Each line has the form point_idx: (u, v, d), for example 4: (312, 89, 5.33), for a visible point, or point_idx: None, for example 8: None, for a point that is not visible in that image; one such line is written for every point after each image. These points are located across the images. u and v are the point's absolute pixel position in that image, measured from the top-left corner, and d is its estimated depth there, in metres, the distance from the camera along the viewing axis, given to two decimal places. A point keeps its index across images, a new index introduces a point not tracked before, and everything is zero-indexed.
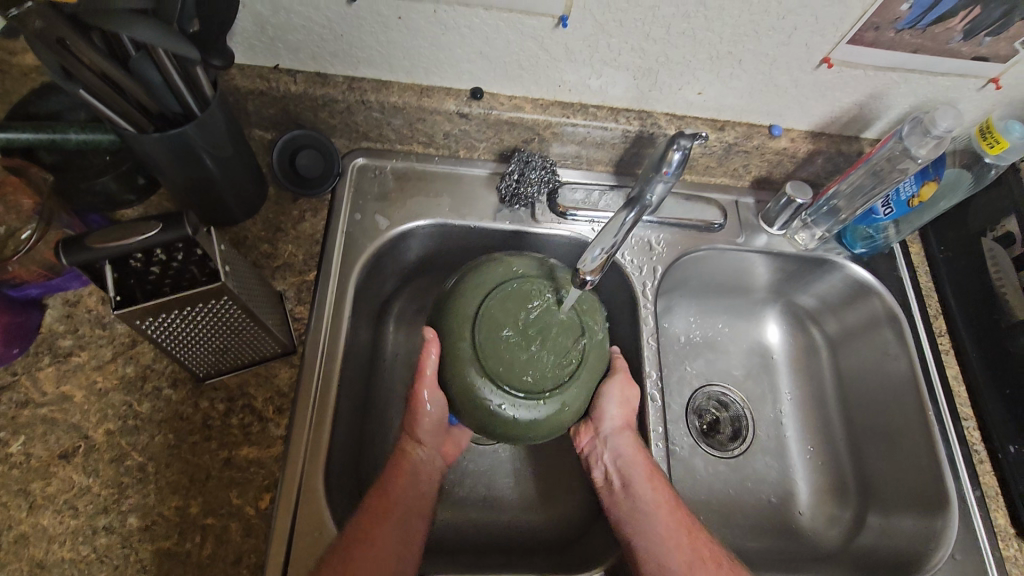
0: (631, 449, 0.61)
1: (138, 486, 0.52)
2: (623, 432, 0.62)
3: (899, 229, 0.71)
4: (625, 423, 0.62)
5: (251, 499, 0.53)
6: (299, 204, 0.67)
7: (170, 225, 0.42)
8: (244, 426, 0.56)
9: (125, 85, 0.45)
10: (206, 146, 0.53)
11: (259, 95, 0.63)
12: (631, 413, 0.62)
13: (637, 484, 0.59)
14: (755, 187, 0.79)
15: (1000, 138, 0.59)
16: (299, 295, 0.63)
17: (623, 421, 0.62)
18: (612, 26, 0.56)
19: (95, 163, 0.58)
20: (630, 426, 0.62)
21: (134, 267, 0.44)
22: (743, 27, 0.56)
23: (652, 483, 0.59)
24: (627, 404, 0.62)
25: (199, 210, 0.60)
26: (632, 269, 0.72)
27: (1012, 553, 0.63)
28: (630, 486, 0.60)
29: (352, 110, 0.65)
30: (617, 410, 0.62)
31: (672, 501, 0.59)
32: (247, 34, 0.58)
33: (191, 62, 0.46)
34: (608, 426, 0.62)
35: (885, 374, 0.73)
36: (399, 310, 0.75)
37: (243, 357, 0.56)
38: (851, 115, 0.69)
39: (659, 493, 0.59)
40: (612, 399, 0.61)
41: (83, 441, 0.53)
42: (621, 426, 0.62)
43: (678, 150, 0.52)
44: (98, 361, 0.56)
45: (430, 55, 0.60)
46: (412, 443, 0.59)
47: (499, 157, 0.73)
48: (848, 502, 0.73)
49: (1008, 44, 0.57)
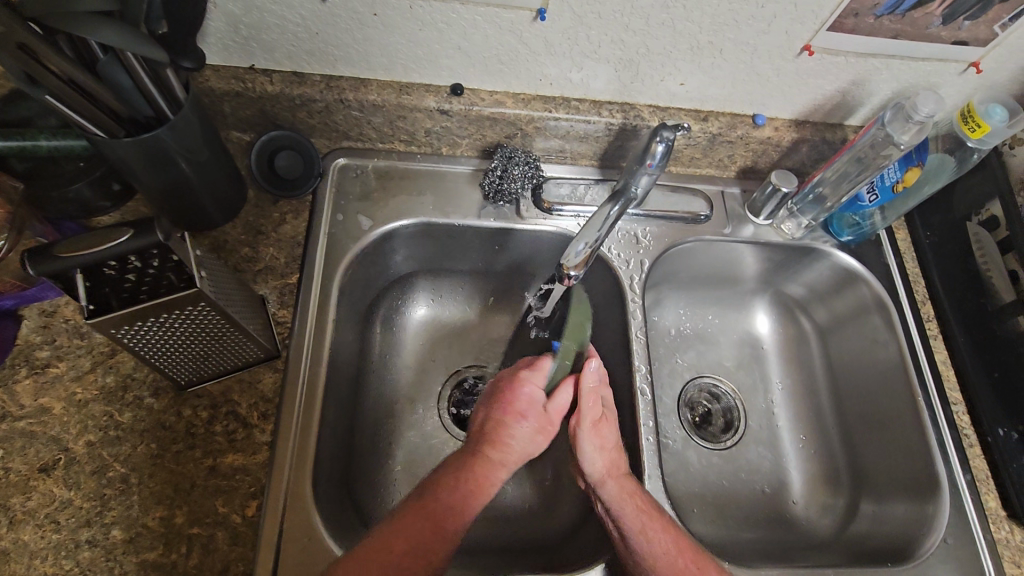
0: (617, 499, 0.56)
1: (121, 498, 0.51)
2: (606, 482, 0.58)
3: (886, 214, 0.71)
4: (606, 473, 0.58)
5: (238, 506, 0.52)
6: (279, 207, 0.66)
7: (141, 231, 0.41)
8: (228, 433, 0.55)
9: (93, 89, 0.44)
10: (181, 149, 0.52)
11: (236, 97, 0.62)
12: (613, 460, 0.59)
13: (632, 536, 0.55)
14: (741, 177, 0.79)
15: (981, 122, 0.59)
16: (281, 298, 0.62)
17: (603, 472, 0.58)
18: (591, 18, 0.55)
19: (67, 169, 0.57)
20: (613, 475, 0.58)
21: (109, 276, 0.43)
22: (723, 16, 0.55)
23: (646, 535, 0.55)
24: (606, 451, 0.59)
25: (176, 215, 0.59)
26: (619, 263, 0.72)
27: (1003, 535, 0.63)
28: (625, 539, 0.55)
29: (330, 110, 0.64)
30: (596, 460, 0.59)
31: (671, 549, 0.54)
32: (220, 34, 0.57)
33: (161, 63, 0.45)
34: (592, 480, 0.58)
35: (875, 362, 0.74)
36: (386, 311, 0.74)
37: (224, 363, 0.55)
38: (834, 102, 0.68)
39: (654, 543, 0.54)
40: (589, 449, 0.59)
41: (63, 453, 0.52)
42: (602, 477, 0.58)
43: (660, 142, 0.55)
44: (76, 372, 0.55)
45: (409, 52, 0.60)
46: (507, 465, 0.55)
47: (482, 154, 0.73)
48: (841, 490, 0.73)
49: (987, 27, 0.57)
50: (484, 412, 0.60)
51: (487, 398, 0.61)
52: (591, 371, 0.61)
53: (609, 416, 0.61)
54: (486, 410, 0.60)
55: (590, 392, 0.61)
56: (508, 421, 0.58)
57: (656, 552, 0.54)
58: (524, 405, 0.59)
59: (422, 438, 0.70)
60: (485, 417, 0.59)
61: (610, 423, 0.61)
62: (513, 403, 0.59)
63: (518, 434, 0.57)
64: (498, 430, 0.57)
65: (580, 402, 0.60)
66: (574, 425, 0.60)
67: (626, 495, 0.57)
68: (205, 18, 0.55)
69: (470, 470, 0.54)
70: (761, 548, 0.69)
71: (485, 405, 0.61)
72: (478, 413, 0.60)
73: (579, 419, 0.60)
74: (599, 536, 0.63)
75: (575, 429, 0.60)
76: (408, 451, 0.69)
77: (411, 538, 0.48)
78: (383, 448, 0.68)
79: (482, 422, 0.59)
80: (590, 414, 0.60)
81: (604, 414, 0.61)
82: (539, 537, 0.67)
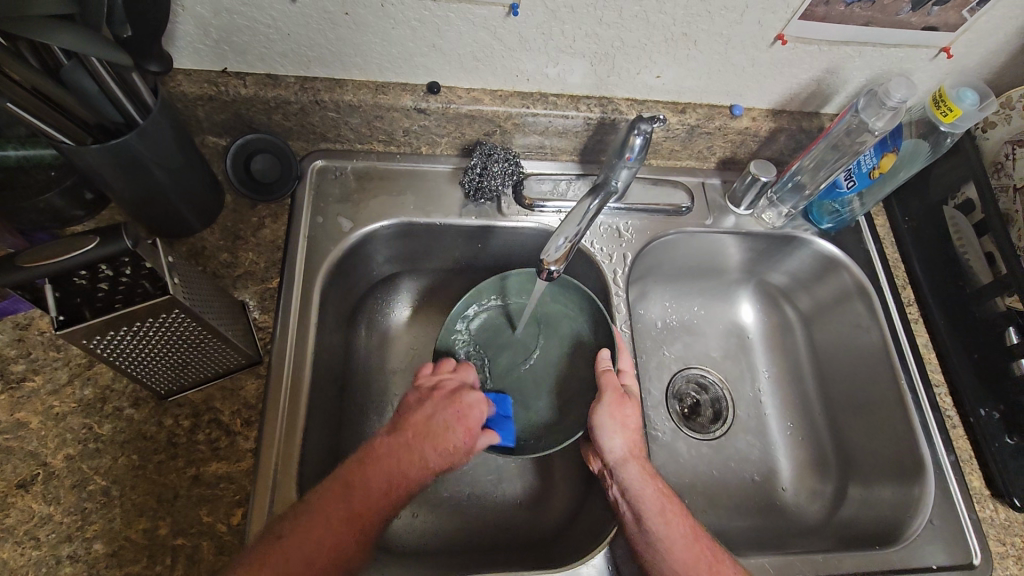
0: (639, 480, 0.56)
1: (103, 511, 0.50)
2: (628, 462, 0.57)
3: (864, 201, 0.72)
4: (629, 453, 0.57)
5: (223, 515, 0.52)
6: (258, 211, 0.66)
7: (108, 239, 0.40)
8: (212, 442, 0.54)
9: (58, 97, 0.43)
10: (155, 157, 0.51)
11: (209, 101, 0.61)
12: (634, 440, 0.58)
13: (649, 519, 0.55)
14: (721, 168, 0.79)
15: (953, 106, 0.59)
16: (263, 303, 0.61)
17: (627, 451, 0.57)
18: (564, 13, 0.55)
19: (39, 179, 0.55)
20: (635, 455, 0.58)
21: (79, 287, 0.42)
22: (695, 8, 0.55)
23: (665, 518, 0.55)
24: (628, 431, 0.58)
25: (150, 223, 0.58)
26: (602, 257, 0.72)
27: (988, 514, 0.64)
28: (644, 522, 0.55)
29: (306, 111, 0.64)
30: (618, 439, 0.58)
31: (687, 534, 0.54)
32: (190, 38, 0.56)
33: (126, 68, 0.44)
34: (613, 458, 0.58)
35: (858, 347, 0.74)
36: (371, 312, 0.74)
37: (204, 371, 0.54)
38: (810, 91, 0.69)
39: (672, 527, 0.54)
40: (610, 427, 0.58)
41: (42, 468, 0.51)
42: (625, 456, 0.57)
43: (638, 135, 0.56)
44: (53, 385, 0.54)
45: (383, 52, 0.59)
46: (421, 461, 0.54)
47: (461, 152, 0.72)
48: (829, 475, 0.74)
49: (956, 12, 0.58)
50: (432, 410, 0.56)
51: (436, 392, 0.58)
52: (605, 358, 0.61)
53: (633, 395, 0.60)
54: (435, 411, 0.56)
55: (609, 372, 0.60)
56: (455, 429, 0.55)
57: (673, 535, 0.54)
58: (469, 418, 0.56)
59: None
60: (432, 418, 0.55)
61: (635, 403, 0.59)
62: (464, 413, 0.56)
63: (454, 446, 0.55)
64: (440, 440, 0.55)
65: (599, 379, 0.60)
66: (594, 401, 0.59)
67: (647, 476, 0.57)
68: (174, 22, 0.54)
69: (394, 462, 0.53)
70: (751, 536, 0.69)
71: (434, 403, 0.56)
72: (417, 411, 0.56)
73: (601, 396, 0.59)
74: (590, 531, 0.63)
75: (595, 405, 0.59)
76: None
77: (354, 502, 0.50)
78: None
79: (426, 423, 0.55)
80: (613, 389, 0.59)
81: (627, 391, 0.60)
82: (530, 536, 0.67)
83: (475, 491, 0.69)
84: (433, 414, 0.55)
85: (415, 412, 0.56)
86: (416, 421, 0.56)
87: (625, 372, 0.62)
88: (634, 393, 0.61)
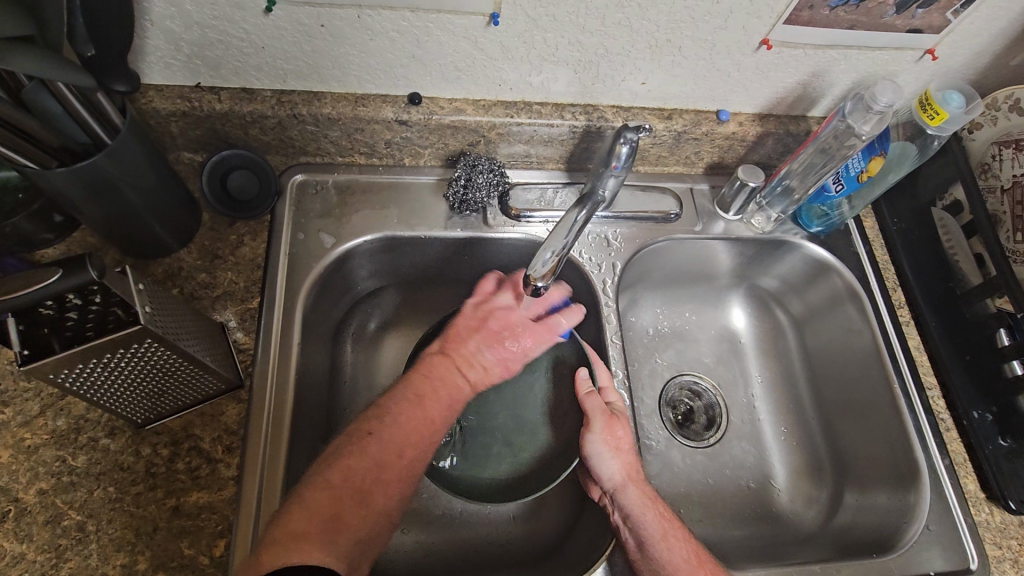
0: (639, 505, 0.56)
1: (78, 547, 0.48)
2: (627, 488, 0.57)
3: (853, 205, 0.71)
4: (627, 478, 0.58)
5: (204, 547, 0.50)
6: (236, 229, 0.64)
7: (71, 269, 0.39)
8: (192, 470, 0.52)
9: (18, 120, 0.42)
10: (125, 177, 0.49)
11: (183, 117, 0.59)
12: (630, 464, 0.59)
13: (653, 544, 0.55)
14: (709, 173, 0.78)
15: (939, 109, 0.59)
16: (243, 323, 0.59)
17: (624, 476, 0.58)
18: (546, 21, 0.54)
19: (6, 202, 0.53)
20: (633, 479, 0.58)
21: (47, 316, 0.40)
22: (679, 14, 0.55)
23: (667, 542, 0.55)
24: (623, 455, 0.59)
25: (124, 243, 0.56)
26: (591, 266, 0.71)
27: (983, 517, 0.63)
28: (646, 549, 0.55)
29: (285, 126, 0.62)
30: (614, 464, 0.58)
31: (690, 559, 0.54)
32: (161, 53, 0.54)
33: (92, 89, 0.43)
34: (612, 484, 0.58)
35: (851, 351, 0.74)
36: (356, 329, 0.72)
37: (182, 398, 0.52)
38: (796, 95, 0.68)
39: (674, 553, 0.55)
40: (604, 452, 0.59)
41: (13, 504, 0.49)
42: (623, 481, 0.58)
43: (625, 144, 0.54)
44: (24, 417, 0.52)
45: (361, 62, 0.58)
46: (465, 379, 0.62)
47: (445, 163, 0.71)
48: (824, 481, 0.73)
49: (940, 14, 0.57)
50: (477, 344, 0.64)
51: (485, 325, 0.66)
52: (585, 379, 0.63)
53: (620, 414, 0.61)
54: (479, 345, 0.64)
55: (592, 396, 0.61)
56: (499, 362, 0.64)
57: (676, 561, 0.54)
58: (509, 351, 0.65)
59: None
60: (481, 353, 0.64)
61: (625, 424, 0.60)
62: (508, 349, 0.65)
63: (494, 371, 0.64)
64: (484, 372, 0.63)
65: (584, 404, 0.61)
66: (585, 429, 0.60)
67: (647, 500, 0.57)
68: (143, 37, 0.52)
69: (440, 389, 0.59)
70: (749, 545, 0.69)
71: (480, 338, 0.65)
72: (465, 341, 0.64)
73: (589, 421, 0.60)
74: (585, 549, 0.61)
75: (587, 434, 0.59)
76: None
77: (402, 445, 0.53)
78: None
79: (472, 355, 0.63)
80: (602, 413, 0.60)
81: (615, 412, 0.61)
82: (524, 553, 0.65)
83: (467, 508, 0.67)
84: (477, 349, 0.64)
85: (464, 342, 0.64)
86: (465, 352, 0.63)
87: (608, 389, 0.63)
88: (622, 410, 0.62)
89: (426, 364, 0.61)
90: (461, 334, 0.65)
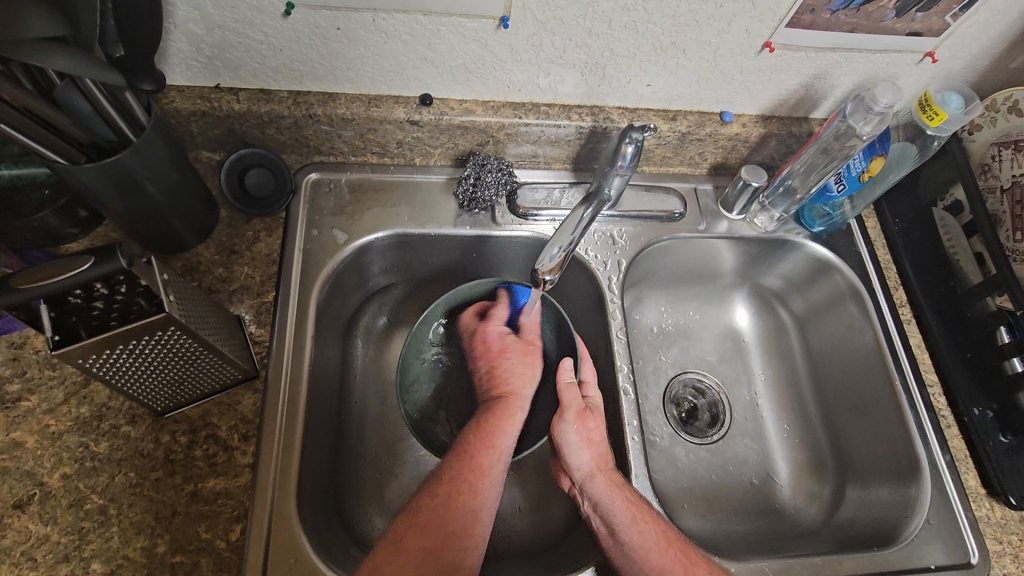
0: (605, 494, 0.57)
1: (100, 530, 0.50)
2: (595, 477, 0.58)
3: (854, 205, 0.72)
4: (595, 468, 0.59)
5: (221, 532, 0.51)
6: (252, 225, 0.66)
7: (102, 257, 0.40)
8: (209, 457, 0.54)
9: (51, 120, 0.44)
10: (149, 174, 0.51)
11: (203, 117, 0.61)
12: (599, 455, 0.60)
13: (623, 529, 0.55)
14: (713, 173, 0.80)
15: (938, 110, 0.60)
16: (259, 316, 0.61)
17: (592, 466, 0.59)
18: (554, 24, 0.56)
19: (33, 198, 0.55)
20: (601, 469, 0.59)
21: (75, 305, 0.42)
22: (683, 17, 0.56)
23: (638, 527, 0.55)
24: (592, 446, 0.60)
25: (147, 238, 0.58)
26: (597, 264, 0.73)
27: (984, 513, 0.64)
28: (618, 534, 0.56)
29: (300, 125, 0.64)
30: (583, 455, 0.59)
31: (660, 541, 0.55)
32: (183, 55, 0.56)
33: (120, 88, 0.45)
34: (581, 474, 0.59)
35: (853, 349, 0.75)
36: (367, 324, 0.74)
37: (201, 387, 0.54)
38: (798, 97, 0.70)
39: (645, 536, 0.55)
40: (574, 443, 0.60)
41: (38, 488, 0.51)
42: (591, 471, 0.59)
43: (631, 143, 0.56)
44: (49, 404, 0.54)
45: (375, 64, 0.60)
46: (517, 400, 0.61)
47: (455, 162, 0.73)
48: (827, 477, 0.74)
49: (939, 18, 0.59)
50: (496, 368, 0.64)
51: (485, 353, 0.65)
52: (568, 369, 0.63)
53: (595, 408, 0.62)
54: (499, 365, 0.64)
55: (571, 388, 0.62)
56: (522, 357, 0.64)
57: (647, 544, 0.55)
58: (519, 345, 0.65)
59: (411, 450, 0.69)
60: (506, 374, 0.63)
61: (597, 416, 0.61)
62: (517, 350, 0.65)
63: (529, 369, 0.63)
64: (519, 374, 0.63)
65: (561, 396, 0.61)
66: (557, 418, 0.60)
67: (614, 487, 0.58)
68: (166, 40, 0.54)
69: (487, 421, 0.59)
70: (752, 539, 0.70)
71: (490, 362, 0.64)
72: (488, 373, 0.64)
73: (564, 412, 0.61)
74: (588, 541, 0.62)
75: (557, 423, 0.60)
76: (394, 463, 0.68)
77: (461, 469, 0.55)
78: (370, 465, 0.67)
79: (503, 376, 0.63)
80: (573, 405, 0.61)
81: (589, 406, 0.62)
82: (530, 545, 0.66)
83: None
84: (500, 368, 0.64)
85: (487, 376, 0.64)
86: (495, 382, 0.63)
87: (588, 382, 0.64)
88: (596, 404, 0.63)
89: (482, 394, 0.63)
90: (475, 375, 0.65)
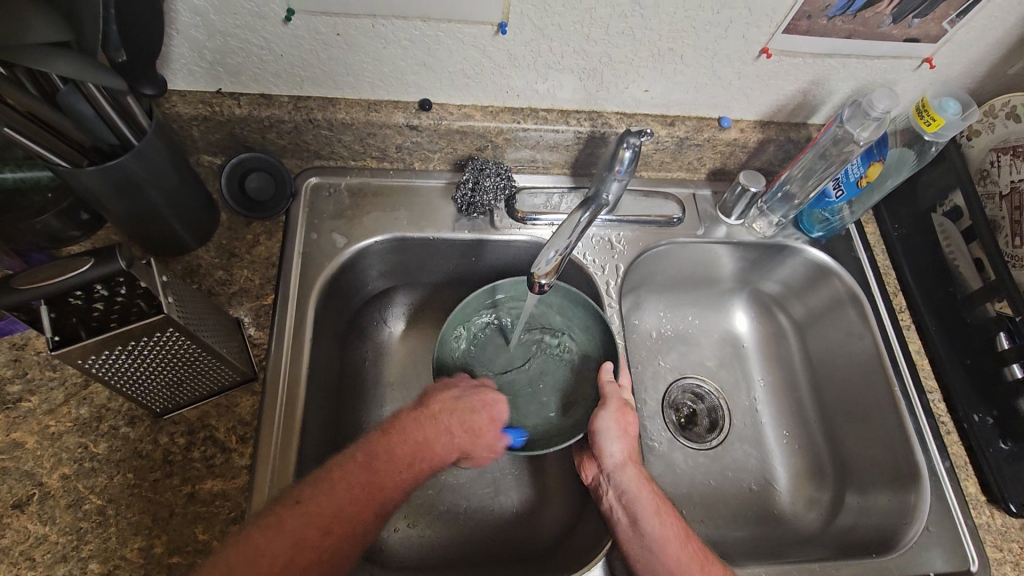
0: (635, 485, 0.57)
1: (98, 530, 0.50)
2: (626, 467, 0.58)
3: (853, 209, 0.73)
4: (627, 458, 0.59)
5: (218, 533, 0.52)
6: (253, 228, 0.66)
7: (103, 258, 0.41)
8: (207, 459, 0.54)
9: (53, 122, 0.45)
10: (150, 178, 0.52)
11: (204, 121, 0.62)
12: (631, 446, 0.60)
13: (647, 521, 0.55)
14: (711, 179, 0.80)
15: (936, 116, 0.60)
16: (258, 319, 0.62)
17: (625, 456, 0.59)
18: (552, 30, 0.56)
19: (36, 201, 0.55)
20: (632, 460, 0.59)
21: (75, 306, 0.43)
22: (680, 23, 0.57)
23: (661, 519, 0.56)
24: (627, 438, 0.60)
25: (148, 241, 0.59)
26: (595, 268, 0.73)
27: (984, 520, 0.63)
28: (640, 526, 0.55)
29: (300, 130, 0.65)
30: (618, 445, 0.59)
31: (679, 535, 0.55)
32: (185, 60, 0.57)
33: (121, 93, 0.45)
34: (613, 461, 0.58)
35: (853, 355, 0.74)
36: (365, 328, 0.74)
37: (200, 389, 0.55)
38: (796, 102, 0.70)
39: (666, 528, 0.55)
40: (610, 431, 0.59)
41: (38, 488, 0.51)
42: (624, 461, 0.58)
43: (628, 149, 0.56)
44: (50, 405, 0.55)
45: (374, 70, 0.60)
46: (443, 447, 0.57)
47: (454, 167, 0.73)
48: (826, 483, 0.74)
49: (937, 24, 0.59)
50: (479, 413, 0.59)
51: (485, 400, 0.61)
52: (609, 369, 0.63)
53: (633, 405, 0.62)
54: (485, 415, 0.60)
55: (610, 383, 0.62)
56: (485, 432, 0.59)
57: (668, 536, 0.55)
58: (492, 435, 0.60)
59: None
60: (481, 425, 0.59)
61: (635, 412, 0.61)
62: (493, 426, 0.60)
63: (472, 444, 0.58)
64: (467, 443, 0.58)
65: (602, 386, 0.62)
66: (597, 407, 0.60)
67: (643, 480, 0.58)
68: (169, 45, 0.55)
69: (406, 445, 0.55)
70: (749, 545, 0.69)
71: (483, 408, 0.60)
72: (470, 410, 0.59)
73: (604, 402, 0.61)
74: (585, 546, 0.62)
75: (597, 412, 0.60)
76: None
77: (352, 505, 0.51)
78: None
79: (471, 423, 0.59)
80: (615, 397, 0.60)
81: (629, 402, 0.61)
82: (529, 548, 0.66)
83: (473, 504, 0.69)
84: (479, 420, 0.59)
85: (466, 410, 0.59)
86: (472, 414, 0.59)
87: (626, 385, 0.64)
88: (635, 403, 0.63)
89: (445, 399, 0.59)
90: (456, 394, 0.60)
